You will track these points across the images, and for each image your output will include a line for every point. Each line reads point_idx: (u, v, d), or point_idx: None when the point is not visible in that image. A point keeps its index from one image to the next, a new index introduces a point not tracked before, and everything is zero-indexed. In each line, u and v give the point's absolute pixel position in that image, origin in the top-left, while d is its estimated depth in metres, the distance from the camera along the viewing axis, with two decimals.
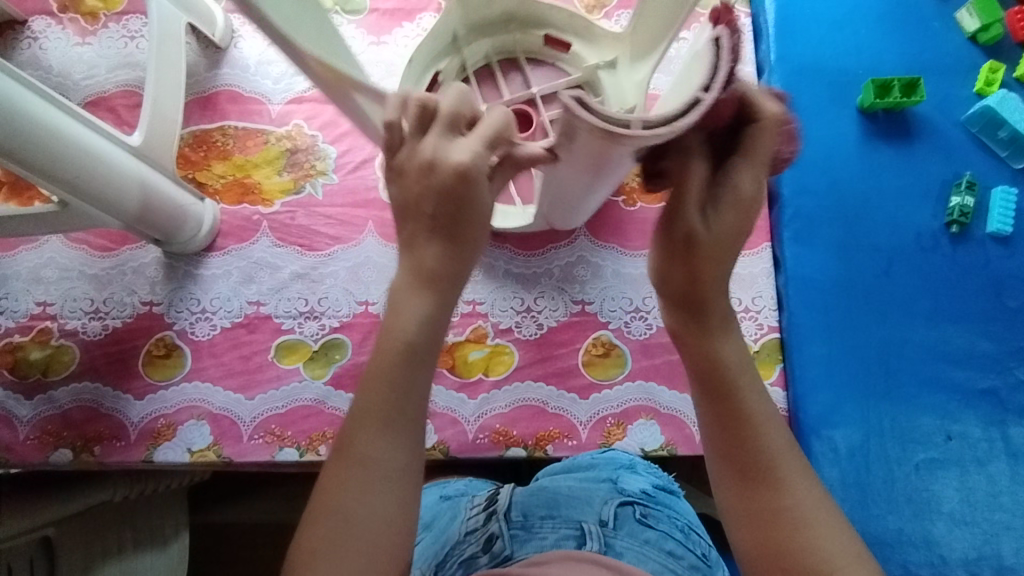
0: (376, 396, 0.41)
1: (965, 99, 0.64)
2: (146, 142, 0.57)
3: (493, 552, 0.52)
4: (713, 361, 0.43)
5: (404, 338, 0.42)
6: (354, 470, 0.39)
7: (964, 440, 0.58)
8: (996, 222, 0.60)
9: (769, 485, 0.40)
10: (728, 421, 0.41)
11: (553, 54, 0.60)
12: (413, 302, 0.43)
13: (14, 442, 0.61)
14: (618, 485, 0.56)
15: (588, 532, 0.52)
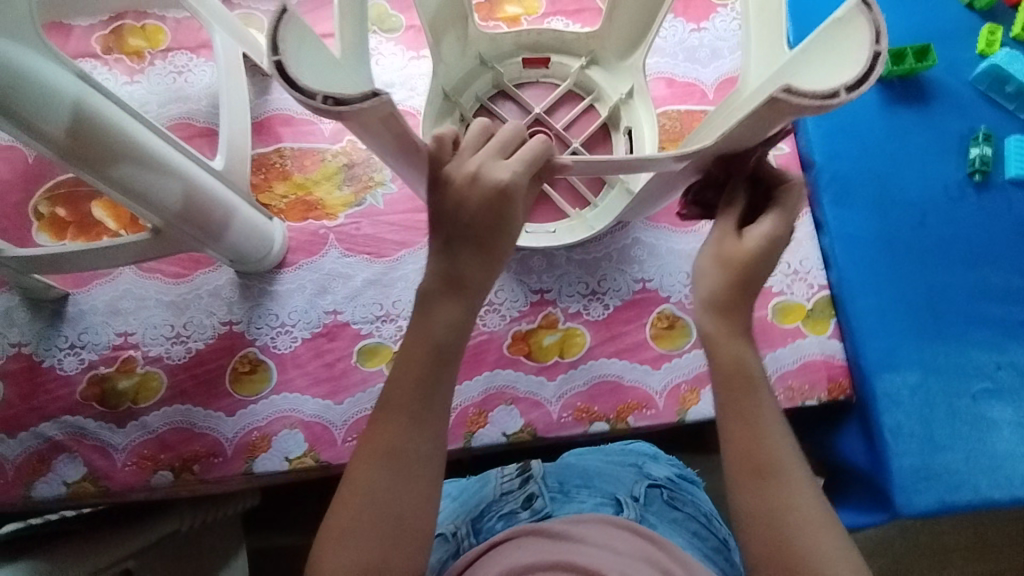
0: (403, 391, 0.46)
1: (970, 61, 0.69)
2: (227, 165, 0.61)
3: (532, 509, 0.57)
4: (734, 360, 0.46)
5: (433, 342, 0.46)
6: (376, 452, 0.45)
7: (1014, 368, 0.62)
8: (1014, 168, 0.66)
9: (767, 480, 0.44)
10: (745, 424, 0.45)
11: (535, 73, 0.70)
12: (443, 308, 0.46)
13: (112, 469, 0.63)
14: (644, 470, 0.63)
15: (624, 503, 0.57)
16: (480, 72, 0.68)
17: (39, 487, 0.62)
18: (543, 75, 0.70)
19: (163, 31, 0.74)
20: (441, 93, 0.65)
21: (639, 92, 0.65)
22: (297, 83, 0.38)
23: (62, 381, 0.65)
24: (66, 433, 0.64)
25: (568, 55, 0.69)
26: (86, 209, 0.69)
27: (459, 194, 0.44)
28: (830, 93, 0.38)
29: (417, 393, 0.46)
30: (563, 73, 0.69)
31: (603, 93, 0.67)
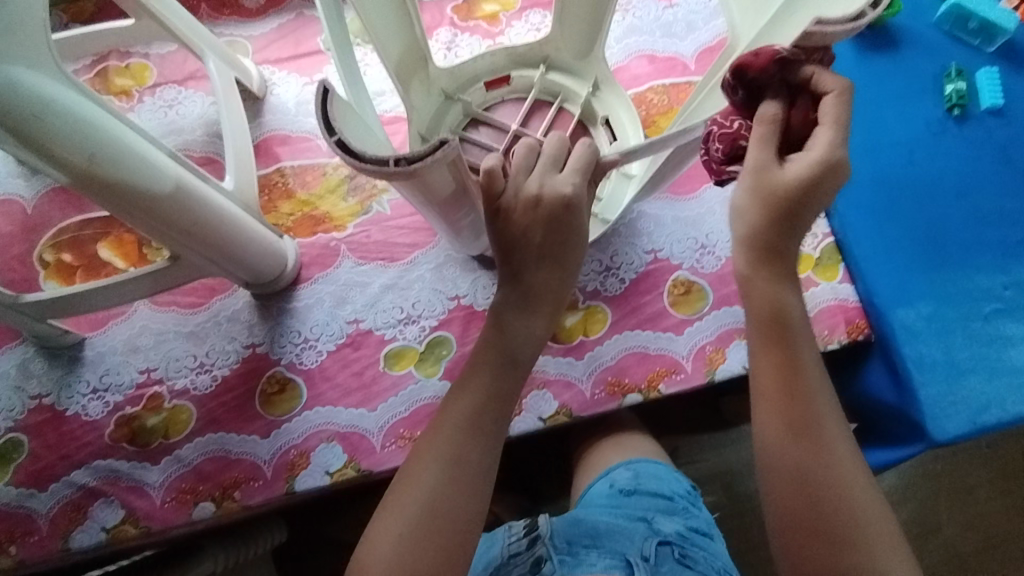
0: (464, 399, 0.48)
1: (932, 4, 0.73)
2: (237, 187, 0.61)
3: (542, 574, 0.57)
4: (778, 313, 0.49)
5: (511, 355, 0.49)
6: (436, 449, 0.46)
7: (1020, 286, 0.65)
8: (988, 98, 0.69)
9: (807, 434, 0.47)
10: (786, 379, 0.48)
11: (498, 94, 0.68)
12: (518, 324, 0.50)
13: (152, 508, 0.62)
14: (654, 526, 0.61)
15: (634, 564, 0.57)
16: (444, 105, 0.65)
17: (77, 537, 0.61)
18: (506, 92, 0.68)
19: (148, 68, 0.74)
20: (418, 134, 0.62)
21: (602, 83, 0.66)
22: (366, 157, 0.39)
23: (89, 426, 0.64)
24: (99, 478, 0.62)
25: (527, 68, 0.68)
26: (92, 252, 0.68)
27: (524, 221, 0.47)
28: (857, 15, 0.42)
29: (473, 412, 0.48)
30: (524, 85, 0.68)
31: (570, 93, 0.67)
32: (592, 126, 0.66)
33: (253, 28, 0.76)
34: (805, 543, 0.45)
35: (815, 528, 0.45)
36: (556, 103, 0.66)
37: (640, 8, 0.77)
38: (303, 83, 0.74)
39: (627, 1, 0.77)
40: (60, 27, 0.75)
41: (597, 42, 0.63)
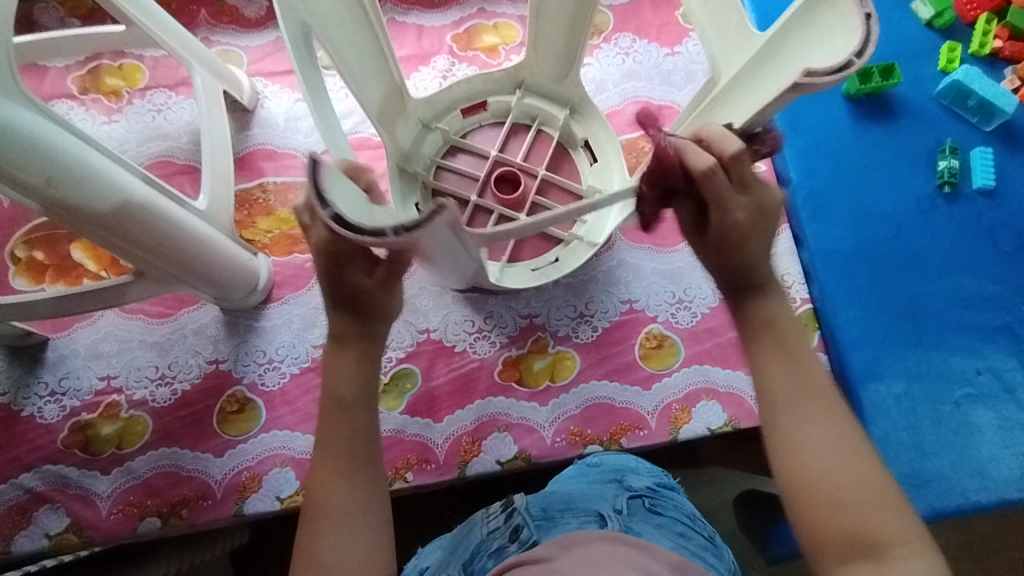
0: (339, 391, 0.45)
1: (934, 77, 0.72)
2: (210, 205, 0.61)
3: (521, 541, 0.49)
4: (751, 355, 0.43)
5: (334, 393, 0.45)
6: (330, 465, 0.43)
7: (993, 373, 0.64)
8: (980, 179, 0.68)
9: (798, 413, 0.40)
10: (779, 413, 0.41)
11: (475, 120, 0.67)
12: (341, 360, 0.45)
13: (97, 519, 0.61)
14: (625, 483, 0.56)
15: (607, 516, 0.50)
16: (422, 134, 0.65)
17: (19, 541, 0.60)
18: (483, 118, 0.67)
19: (140, 70, 0.74)
20: (396, 168, 0.62)
21: (579, 105, 0.65)
22: (364, 228, 0.36)
23: (42, 429, 0.64)
24: (48, 483, 0.62)
25: (503, 92, 0.66)
26: (64, 251, 0.68)
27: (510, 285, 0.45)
28: (844, 65, 0.39)
29: (356, 391, 0.45)
30: (501, 111, 0.67)
31: (549, 117, 0.66)
32: (572, 147, 0.66)
33: (250, 38, 0.76)
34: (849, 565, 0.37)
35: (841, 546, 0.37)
36: (534, 127, 0.66)
37: (641, 54, 0.76)
38: (295, 98, 0.74)
39: (628, 45, 0.76)
40: (57, 20, 0.75)
41: (573, 66, 0.62)
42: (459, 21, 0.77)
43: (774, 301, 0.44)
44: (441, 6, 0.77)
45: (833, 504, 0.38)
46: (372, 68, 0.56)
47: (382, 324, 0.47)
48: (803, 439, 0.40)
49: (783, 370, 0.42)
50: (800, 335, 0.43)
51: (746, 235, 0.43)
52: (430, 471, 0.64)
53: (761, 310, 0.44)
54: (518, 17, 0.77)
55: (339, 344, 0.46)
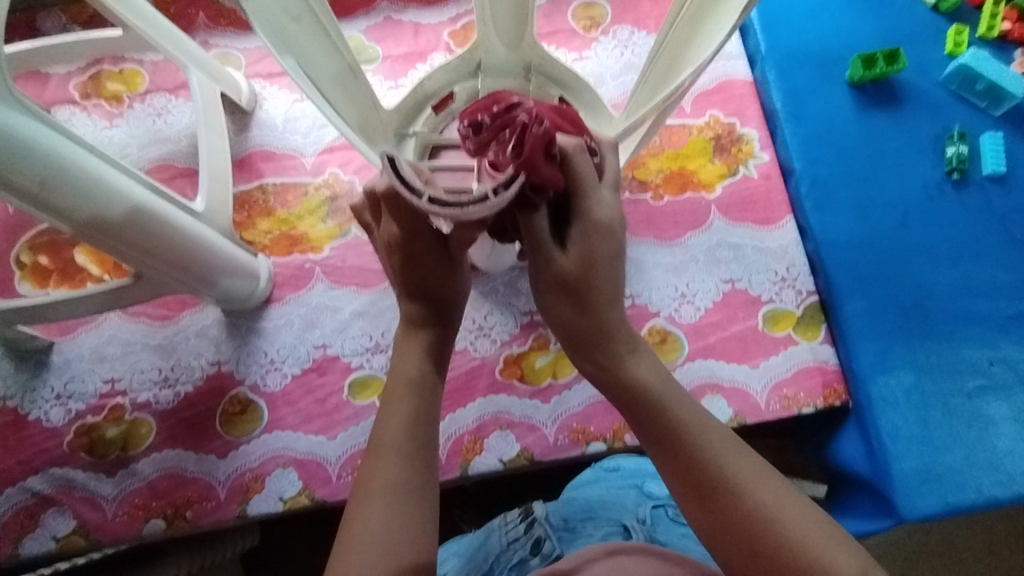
0: (407, 372, 0.44)
1: (940, 61, 0.71)
2: (208, 207, 0.62)
3: (543, 553, 0.52)
4: (626, 387, 0.43)
5: (408, 377, 0.43)
6: (392, 441, 0.41)
7: (1006, 363, 0.63)
8: (990, 165, 0.67)
9: (721, 488, 0.39)
10: (669, 435, 0.41)
11: (446, 113, 0.64)
12: (411, 347, 0.45)
13: (103, 521, 0.62)
14: (646, 490, 0.56)
15: (631, 528, 0.52)
16: (400, 144, 0.63)
17: (27, 543, 0.61)
18: (454, 109, 0.64)
19: (140, 74, 0.74)
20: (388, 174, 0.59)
21: (541, 65, 0.63)
22: (466, 201, 0.39)
23: (49, 433, 0.64)
24: (54, 486, 0.63)
25: (465, 80, 0.65)
26: (68, 256, 0.68)
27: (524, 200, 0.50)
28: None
29: (423, 374, 0.44)
30: (469, 96, 0.64)
31: (516, 88, 0.64)
32: None
33: (247, 40, 0.76)
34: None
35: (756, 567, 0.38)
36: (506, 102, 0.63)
37: (640, 46, 0.75)
38: (293, 99, 0.74)
39: (626, 37, 0.75)
40: (58, 27, 0.76)
41: (526, 26, 0.59)
42: (456, 17, 0.76)
43: (638, 365, 0.44)
44: (437, 4, 0.77)
45: (785, 545, 0.38)
46: (348, 90, 0.55)
47: (453, 309, 0.46)
48: (714, 454, 0.40)
49: (704, 430, 0.41)
50: (686, 401, 0.43)
51: (595, 254, 0.43)
52: None
53: (628, 383, 0.43)
54: None
55: (411, 331, 0.45)
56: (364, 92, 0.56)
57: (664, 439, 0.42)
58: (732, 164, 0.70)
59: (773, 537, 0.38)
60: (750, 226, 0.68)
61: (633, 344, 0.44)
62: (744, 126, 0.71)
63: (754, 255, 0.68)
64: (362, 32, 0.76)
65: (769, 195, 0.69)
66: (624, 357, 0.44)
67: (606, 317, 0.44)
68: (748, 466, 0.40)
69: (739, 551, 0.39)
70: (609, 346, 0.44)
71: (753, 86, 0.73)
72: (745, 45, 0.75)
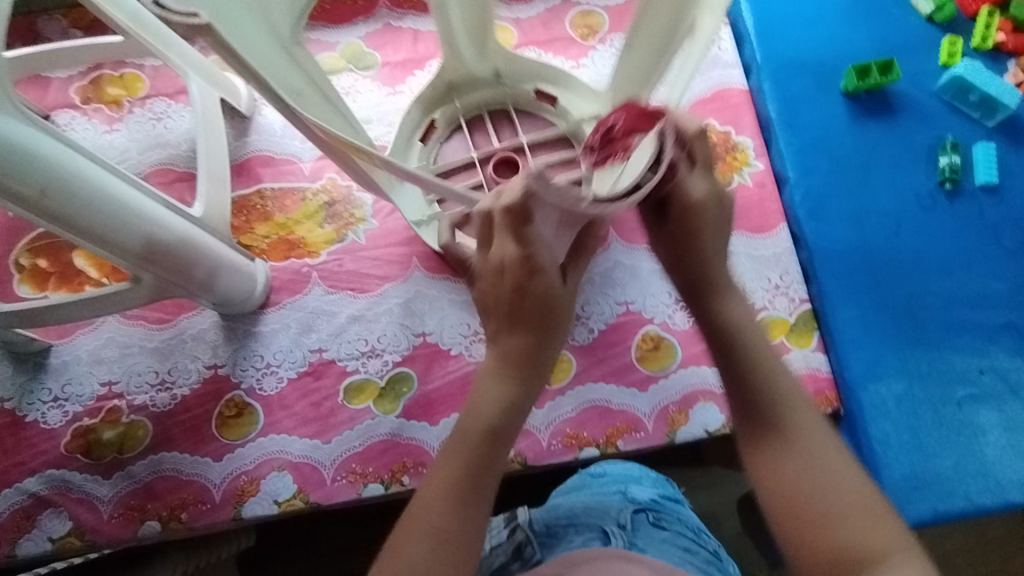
0: (485, 418, 0.44)
1: (934, 72, 0.71)
2: (206, 213, 0.62)
3: (524, 558, 0.53)
4: (726, 324, 0.47)
5: (485, 424, 0.44)
6: (445, 481, 0.43)
7: (997, 372, 0.63)
8: (982, 175, 0.67)
9: (779, 438, 0.43)
10: (753, 375, 0.45)
11: (435, 138, 0.67)
12: (490, 388, 0.45)
13: (99, 523, 0.62)
14: (630, 495, 0.56)
15: (611, 533, 0.51)
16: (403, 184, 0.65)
17: (24, 544, 0.61)
18: (439, 136, 0.67)
19: (141, 79, 0.75)
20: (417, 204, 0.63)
21: (508, 68, 0.66)
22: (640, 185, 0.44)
23: (46, 435, 0.65)
24: (51, 488, 0.63)
25: (439, 108, 0.67)
26: (67, 259, 0.69)
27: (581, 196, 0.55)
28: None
29: (500, 422, 0.44)
30: (449, 119, 0.67)
31: (493, 96, 0.67)
32: (531, 106, 0.67)
33: None
34: (804, 538, 0.40)
35: (792, 521, 0.41)
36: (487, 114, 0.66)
37: None
38: None
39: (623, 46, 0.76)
40: (59, 32, 0.76)
41: (488, 33, 0.62)
42: None
43: (734, 305, 0.47)
44: None
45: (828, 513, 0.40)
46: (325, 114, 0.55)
47: (545, 355, 0.46)
48: (787, 401, 0.44)
49: (781, 381, 0.45)
50: (774, 356, 0.46)
51: (695, 228, 0.47)
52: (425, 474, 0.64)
53: (726, 317, 0.47)
54: (513, 19, 0.77)
55: (498, 366, 0.46)
56: (341, 114, 0.57)
57: (762, 374, 0.45)
58: (728, 172, 0.70)
59: (814, 503, 0.40)
60: (745, 234, 0.69)
61: (731, 289, 0.48)
62: (739, 134, 0.72)
63: (749, 262, 0.68)
64: (361, 38, 0.77)
65: (763, 204, 0.70)
66: (724, 298, 0.47)
67: (710, 266, 0.48)
68: (812, 424, 0.43)
69: (783, 499, 0.41)
70: (711, 287, 0.48)
71: (748, 94, 0.73)
72: (741, 54, 0.75)
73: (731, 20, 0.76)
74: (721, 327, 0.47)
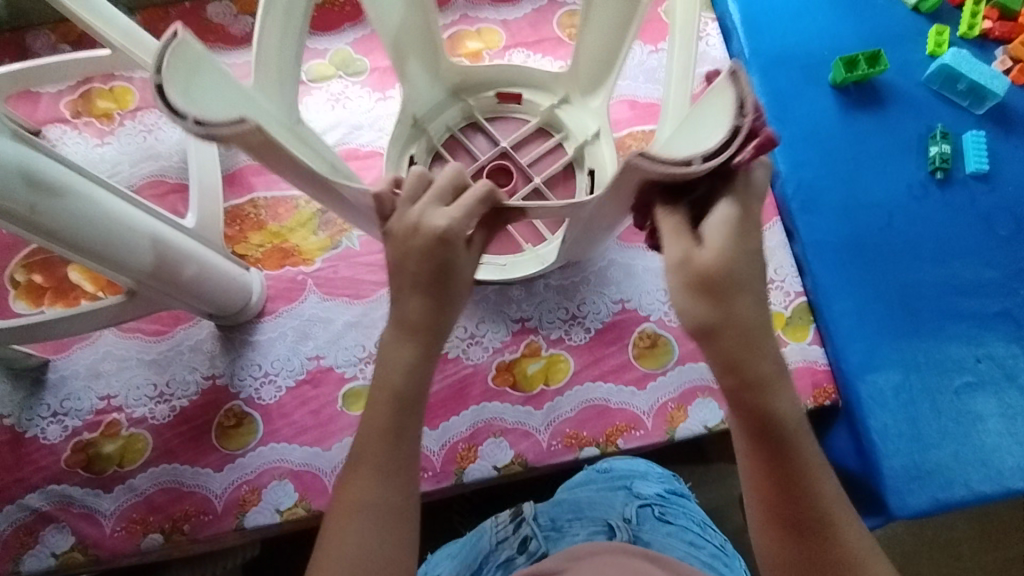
0: (393, 384, 0.41)
1: (922, 62, 0.71)
2: (198, 223, 0.62)
3: (529, 552, 0.52)
4: (767, 419, 0.38)
5: (393, 388, 0.41)
6: (370, 457, 0.40)
7: (993, 360, 0.63)
8: (973, 163, 0.68)
9: (821, 542, 0.38)
10: (791, 484, 0.39)
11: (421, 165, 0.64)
12: (400, 351, 0.42)
13: (101, 537, 0.62)
14: (634, 490, 0.56)
15: (617, 527, 0.52)
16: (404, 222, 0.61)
17: (27, 560, 0.61)
18: (423, 165, 0.64)
19: (130, 92, 0.75)
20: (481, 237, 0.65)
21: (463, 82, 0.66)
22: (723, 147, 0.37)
23: (46, 450, 0.65)
24: (53, 503, 0.63)
25: (411, 139, 0.64)
26: (62, 274, 0.69)
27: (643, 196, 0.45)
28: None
29: (408, 386, 0.41)
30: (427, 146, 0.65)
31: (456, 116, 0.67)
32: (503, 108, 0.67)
33: (237, 55, 0.77)
34: None
35: None
36: (457, 134, 0.66)
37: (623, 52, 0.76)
38: None
39: None
40: (48, 46, 0.76)
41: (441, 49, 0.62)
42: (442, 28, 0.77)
43: (777, 398, 0.38)
44: None
45: None
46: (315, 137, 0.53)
47: (449, 307, 0.43)
48: (830, 503, 0.39)
49: (823, 482, 0.39)
50: (814, 450, 0.39)
51: (741, 305, 0.38)
52: (427, 478, 0.64)
53: (765, 413, 0.38)
54: (501, 21, 0.77)
55: (401, 332, 0.42)
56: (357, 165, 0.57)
57: (804, 476, 0.39)
58: None
59: None
60: None
61: (780, 373, 0.39)
62: None
63: None
64: (349, 45, 0.77)
65: None
66: (770, 386, 0.38)
67: (756, 345, 0.38)
68: (849, 522, 0.39)
69: None
70: (751, 373, 0.38)
71: None
72: (729, 49, 0.75)
73: (718, 15, 0.76)
74: (765, 424, 0.38)
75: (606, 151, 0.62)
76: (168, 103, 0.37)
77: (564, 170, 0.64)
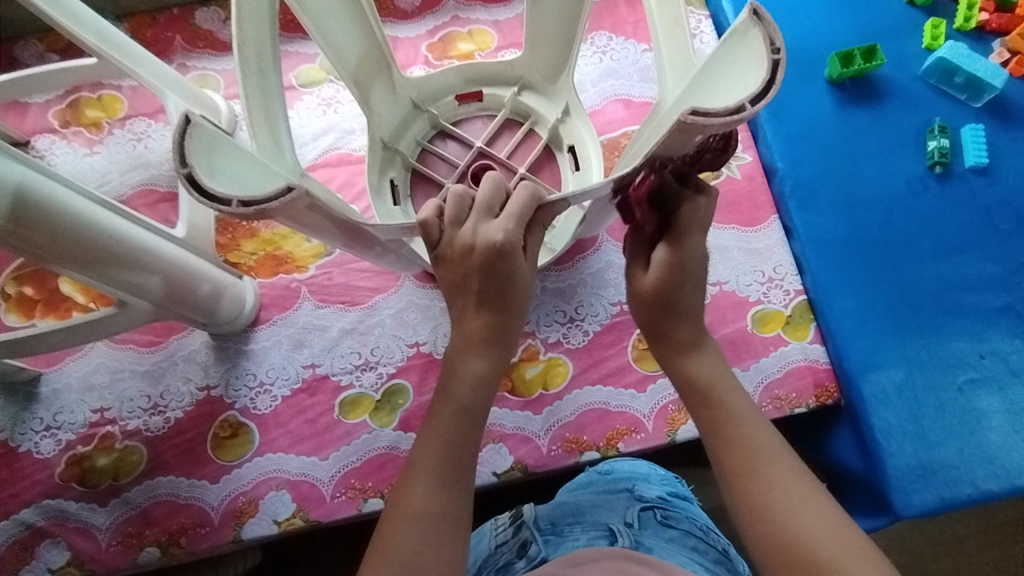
0: (459, 397, 0.43)
1: (918, 56, 0.71)
2: (189, 233, 0.62)
3: (528, 557, 0.51)
4: (687, 374, 0.46)
5: (459, 400, 0.43)
6: (428, 464, 0.42)
7: (996, 355, 0.62)
8: (972, 157, 0.67)
9: (762, 481, 0.42)
10: (722, 429, 0.44)
11: (401, 186, 0.62)
12: (471, 363, 0.44)
13: (97, 552, 0.61)
14: (636, 493, 0.55)
15: (617, 532, 0.51)
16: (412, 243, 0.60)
17: None
18: (404, 186, 0.63)
19: (119, 100, 0.74)
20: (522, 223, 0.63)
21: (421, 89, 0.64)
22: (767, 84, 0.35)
23: (40, 464, 0.64)
24: (47, 518, 0.62)
25: (384, 161, 0.62)
26: (53, 285, 0.68)
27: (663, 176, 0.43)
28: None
29: (473, 398, 0.44)
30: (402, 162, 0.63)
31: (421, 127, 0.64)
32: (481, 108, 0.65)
33: (225, 61, 0.76)
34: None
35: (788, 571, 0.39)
36: (428, 145, 0.63)
37: (616, 52, 0.75)
38: None
39: (604, 44, 0.75)
40: (35, 56, 0.76)
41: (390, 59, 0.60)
42: (433, 30, 0.77)
43: (703, 361, 0.46)
44: (414, 17, 0.77)
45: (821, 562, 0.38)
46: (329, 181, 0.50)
47: (516, 328, 0.45)
48: (768, 453, 0.43)
49: (756, 432, 0.44)
50: (746, 406, 0.45)
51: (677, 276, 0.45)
52: None
53: (689, 371, 0.46)
54: (492, 22, 0.77)
55: (474, 343, 0.44)
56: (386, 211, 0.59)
57: (733, 424, 0.44)
58: None
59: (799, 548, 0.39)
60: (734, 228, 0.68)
61: (702, 343, 0.47)
62: None
63: (741, 256, 0.68)
64: None
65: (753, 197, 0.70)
66: (693, 353, 0.47)
67: (685, 304, 0.45)
68: (790, 469, 0.42)
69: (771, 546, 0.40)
70: (678, 338, 0.47)
71: None
72: None
73: (712, 12, 0.76)
74: (688, 377, 0.46)
75: (584, 129, 0.62)
76: (207, 194, 0.36)
77: (546, 153, 0.62)
